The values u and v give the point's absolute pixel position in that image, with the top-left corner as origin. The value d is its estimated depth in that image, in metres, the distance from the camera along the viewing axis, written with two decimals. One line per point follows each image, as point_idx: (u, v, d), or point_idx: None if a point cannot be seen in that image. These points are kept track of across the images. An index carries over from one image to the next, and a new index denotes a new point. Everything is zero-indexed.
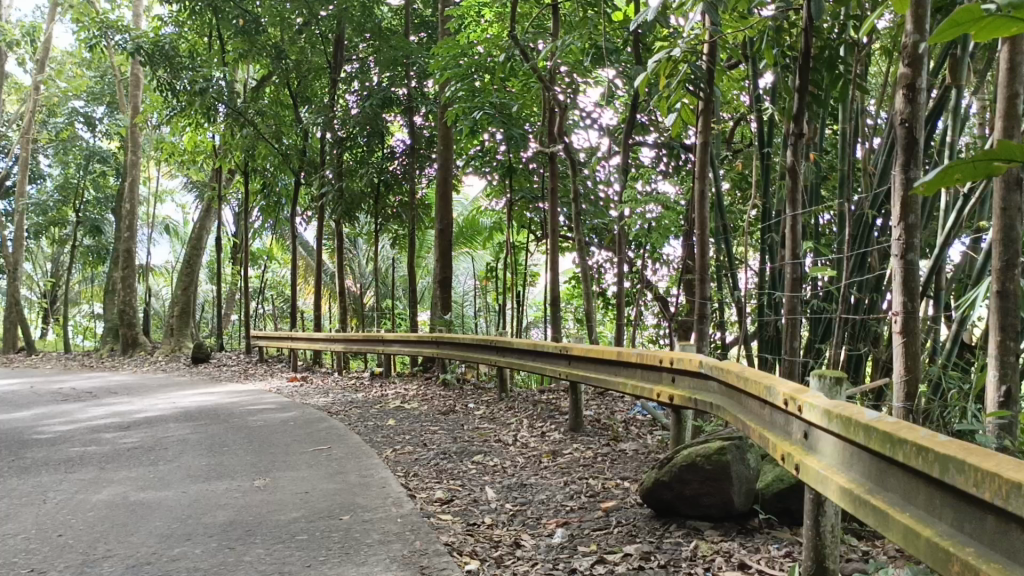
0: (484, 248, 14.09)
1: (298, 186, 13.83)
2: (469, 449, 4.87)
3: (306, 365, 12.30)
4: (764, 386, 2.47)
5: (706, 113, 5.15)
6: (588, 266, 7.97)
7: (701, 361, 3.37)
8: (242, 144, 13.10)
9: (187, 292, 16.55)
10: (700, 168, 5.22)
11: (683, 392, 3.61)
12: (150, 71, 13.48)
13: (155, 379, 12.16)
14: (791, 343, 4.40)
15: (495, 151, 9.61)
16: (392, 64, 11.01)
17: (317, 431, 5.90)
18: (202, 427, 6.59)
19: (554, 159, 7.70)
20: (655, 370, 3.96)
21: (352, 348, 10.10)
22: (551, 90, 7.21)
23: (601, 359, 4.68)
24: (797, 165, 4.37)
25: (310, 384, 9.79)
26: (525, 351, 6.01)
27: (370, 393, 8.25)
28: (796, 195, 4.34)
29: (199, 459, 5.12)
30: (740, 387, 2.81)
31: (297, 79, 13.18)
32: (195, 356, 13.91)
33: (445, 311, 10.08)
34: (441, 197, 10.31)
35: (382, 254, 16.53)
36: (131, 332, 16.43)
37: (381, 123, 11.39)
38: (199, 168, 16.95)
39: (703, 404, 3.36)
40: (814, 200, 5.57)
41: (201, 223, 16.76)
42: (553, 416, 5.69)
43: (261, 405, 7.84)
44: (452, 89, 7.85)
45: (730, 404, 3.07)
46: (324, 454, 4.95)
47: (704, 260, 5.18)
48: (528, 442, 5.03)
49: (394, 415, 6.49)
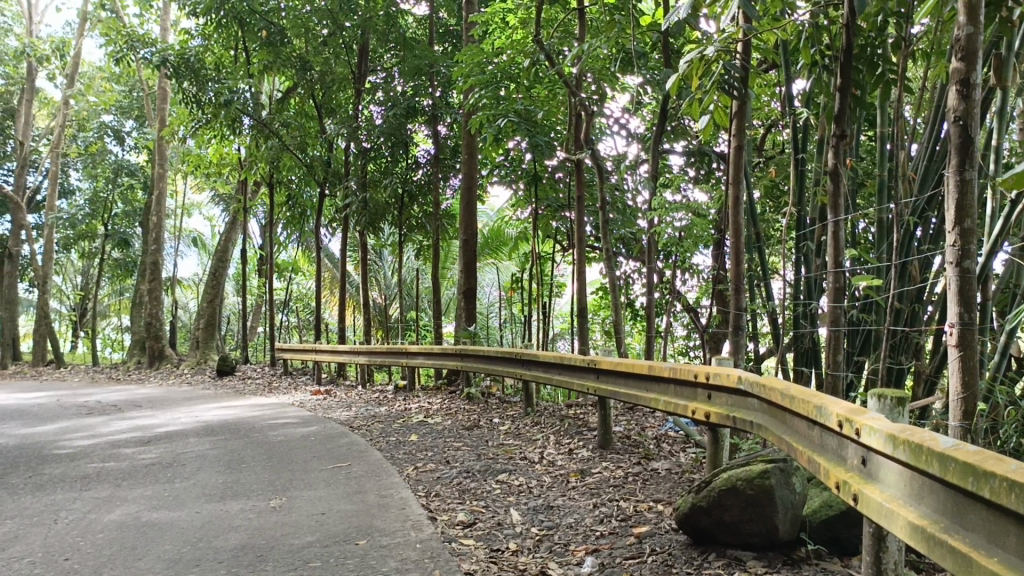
0: (509, 259, 13.92)
1: (322, 198, 13.75)
2: (493, 467, 4.67)
3: (330, 378, 12.18)
4: (815, 406, 2.26)
5: (740, 115, 4.94)
6: (615, 276, 7.75)
7: (739, 376, 3.15)
8: (267, 155, 13.07)
9: (213, 304, 16.53)
10: (733, 173, 5.02)
11: (720, 409, 3.39)
12: (176, 84, 13.51)
13: (179, 392, 12.09)
14: (834, 357, 4.17)
15: (520, 159, 9.43)
16: (416, 73, 10.96)
17: (338, 447, 5.74)
18: (222, 442, 6.45)
19: (581, 167, 7.51)
20: (688, 385, 3.74)
21: (377, 361, 9.94)
22: (577, 95, 7.02)
23: (630, 374, 4.46)
24: (839, 168, 4.13)
25: (333, 397, 9.64)
26: (552, 364, 5.82)
27: (393, 407, 8.08)
28: (838, 201, 4.10)
29: (216, 477, 4.97)
30: (785, 406, 2.59)
31: (321, 91, 13.11)
32: (220, 368, 13.83)
33: (470, 323, 9.90)
34: (466, 207, 10.15)
35: (407, 266, 16.40)
36: (157, 344, 16.42)
37: (406, 134, 11.28)
38: (225, 181, 16.95)
39: (743, 423, 3.14)
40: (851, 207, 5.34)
41: (226, 235, 16.76)
42: (580, 432, 5.48)
43: (283, 419, 7.69)
44: (476, 96, 7.70)
45: (772, 423, 2.85)
46: (343, 472, 4.77)
47: (739, 270, 4.95)
48: (555, 460, 4.82)
49: (418, 431, 6.31)
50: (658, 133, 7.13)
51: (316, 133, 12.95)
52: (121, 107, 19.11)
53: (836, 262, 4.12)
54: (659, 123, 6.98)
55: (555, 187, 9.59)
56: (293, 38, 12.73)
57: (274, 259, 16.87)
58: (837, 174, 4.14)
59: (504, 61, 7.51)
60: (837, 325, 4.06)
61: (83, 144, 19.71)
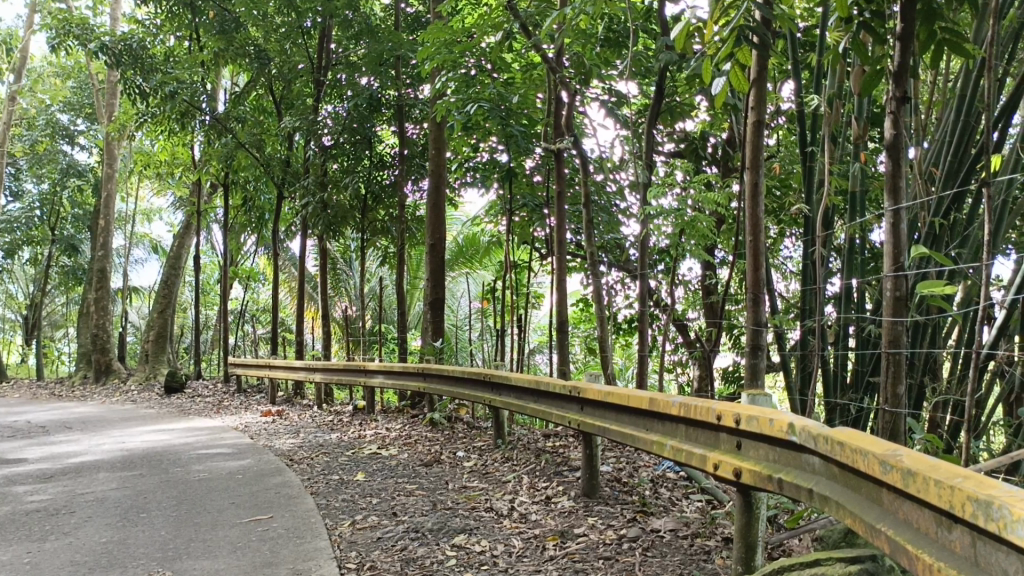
0: (483, 268, 12.95)
1: (280, 202, 12.72)
2: (449, 525, 3.66)
3: (285, 396, 11.14)
4: (971, 500, 1.34)
5: (759, 84, 3.98)
6: (600, 283, 6.75)
7: (788, 422, 2.22)
8: (221, 152, 12.02)
9: (163, 315, 15.43)
10: (750, 155, 4.07)
11: (756, 466, 2.44)
12: (119, 75, 12.45)
13: (119, 411, 10.95)
14: (894, 389, 3.18)
15: (494, 157, 8.48)
16: (380, 59, 9.89)
17: (265, 489, 4.71)
18: (133, 479, 5.40)
19: (561, 160, 6.50)
20: (707, 427, 2.78)
21: (334, 379, 8.97)
22: (558, 76, 6.08)
23: (624, 407, 3.51)
24: (900, 139, 3.16)
25: (284, 420, 8.62)
26: (527, 389, 4.88)
27: (346, 434, 7.07)
28: (899, 183, 3.16)
29: (100, 533, 3.92)
30: (888, 480, 1.66)
31: (281, 85, 12.10)
32: (167, 385, 12.70)
33: (437, 337, 8.90)
34: (436, 209, 9.13)
35: (375, 275, 15.39)
36: (104, 357, 15.30)
37: (371, 130, 10.30)
38: (180, 183, 15.87)
39: (795, 491, 2.19)
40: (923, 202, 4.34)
41: (179, 239, 15.66)
42: (561, 473, 4.51)
43: (216, 448, 6.64)
44: (441, 80, 6.73)
45: (852, 499, 1.91)
46: (259, 530, 3.76)
47: (757, 276, 4.01)
48: (529, 514, 3.84)
49: (367, 466, 5.33)
50: (652, 121, 6.18)
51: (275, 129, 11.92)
52: (69, 104, 17.94)
53: (893, 266, 3.19)
54: (653, 109, 6.03)
55: (532, 186, 8.63)
56: (248, 26, 11.74)
57: (230, 267, 15.74)
58: (898, 145, 3.17)
59: (475, 41, 6.59)
60: (898, 346, 3.10)
61: (32, 143, 18.54)
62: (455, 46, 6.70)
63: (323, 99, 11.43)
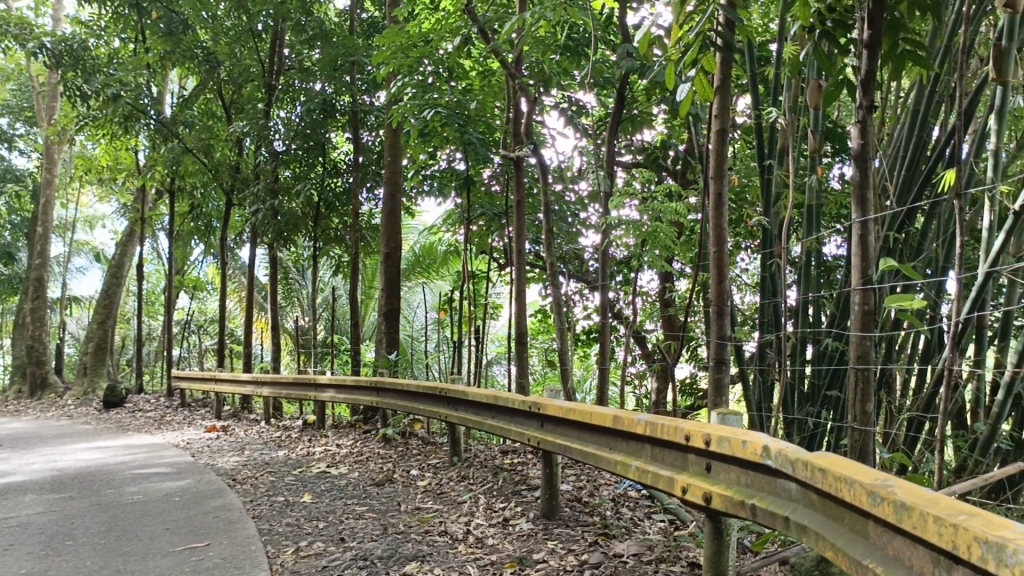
0: (440, 277, 12.75)
1: (228, 210, 12.37)
2: (399, 553, 3.44)
3: (233, 411, 10.79)
4: (980, 542, 1.18)
5: (723, 91, 3.86)
6: (559, 295, 6.59)
7: (763, 444, 2.07)
8: (167, 158, 11.64)
9: (104, 326, 14.91)
10: (713, 164, 3.95)
11: (726, 490, 2.28)
12: (60, 77, 11.99)
13: (55, 427, 10.48)
14: (863, 407, 3.05)
15: (448, 164, 8.29)
16: (334, 63, 9.64)
17: (204, 513, 4.44)
18: (62, 502, 5.07)
19: (519, 169, 6.33)
20: (674, 448, 2.62)
21: (282, 393, 8.68)
22: (516, 83, 5.92)
23: (585, 425, 3.34)
24: (868, 149, 3.06)
25: (230, 436, 8.30)
26: (483, 406, 4.69)
27: (295, 451, 6.80)
28: (866, 194, 3.05)
29: (17, 565, 3.62)
30: (876, 512, 1.51)
31: (231, 89, 11.78)
32: (107, 399, 12.22)
33: (390, 349, 8.67)
34: (390, 218, 8.90)
35: (328, 285, 15.09)
36: (41, 370, 14.71)
37: (324, 136, 10.05)
38: (124, 189, 15.37)
39: (771, 519, 2.03)
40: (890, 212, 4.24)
41: (123, 248, 15.15)
42: (518, 493, 4.32)
43: (155, 467, 6.31)
44: (395, 85, 6.53)
45: (834, 531, 1.76)
46: (194, 560, 3.50)
47: (721, 289, 3.88)
48: (484, 538, 3.64)
49: (315, 486, 5.09)
50: (612, 129, 6.05)
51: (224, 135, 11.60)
52: (9, 107, 17.30)
53: (860, 278, 3.06)
54: (613, 118, 5.91)
55: (489, 195, 8.46)
56: (196, 29, 11.40)
57: (176, 276, 15.27)
58: (865, 156, 3.07)
59: (429, 45, 6.41)
60: (867, 362, 2.97)
61: None
62: (410, 50, 6.51)
63: (275, 104, 11.14)
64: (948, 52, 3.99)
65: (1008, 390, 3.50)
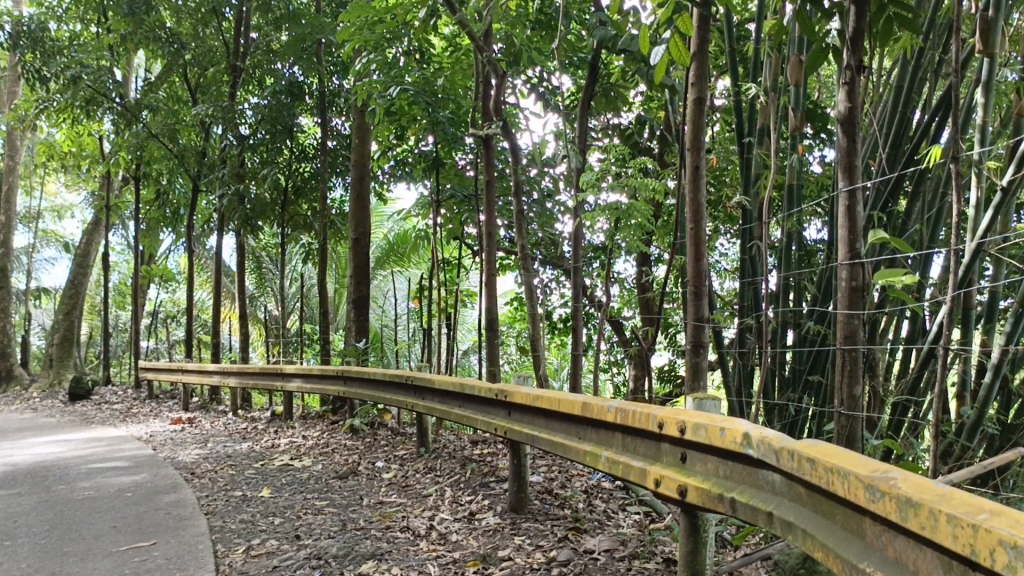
0: (414, 265, 12.52)
1: (195, 196, 12.05)
2: (356, 551, 3.21)
3: (201, 403, 10.51)
4: (1009, 548, 0.98)
5: (701, 57, 3.64)
6: (532, 279, 6.38)
7: (743, 431, 1.86)
8: (130, 143, 11.31)
9: (70, 316, 14.54)
10: (689, 137, 3.73)
11: (702, 482, 2.08)
12: (18, 59, 11.59)
13: (15, 421, 10.15)
14: (850, 391, 2.85)
15: (417, 145, 8.03)
16: (301, 44, 9.35)
17: (155, 510, 4.19)
18: (7, 499, 4.80)
19: (489, 148, 6.09)
20: (646, 435, 2.41)
21: (250, 383, 8.42)
22: (486, 56, 5.68)
23: (553, 412, 3.12)
24: (856, 112, 2.86)
25: (195, 428, 8.03)
26: (451, 395, 4.47)
27: (260, 442, 6.56)
28: (855, 161, 2.85)
29: None
30: (875, 508, 1.31)
31: (197, 72, 11.44)
32: (72, 392, 11.89)
33: (361, 337, 8.43)
34: (358, 203, 8.62)
35: (303, 275, 14.82)
36: (5, 363, 14.34)
37: (291, 120, 9.76)
38: (89, 176, 14.99)
39: (754, 514, 1.83)
40: (879, 186, 4.02)
41: (88, 237, 14.76)
42: (487, 485, 4.11)
43: (111, 461, 6.03)
44: (360, 61, 6.27)
45: (824, 529, 1.56)
46: (135, 561, 3.25)
47: (698, 269, 3.68)
48: (448, 534, 3.43)
49: (275, 480, 4.85)
50: (585, 105, 5.84)
51: (190, 119, 11.28)
52: None
53: (848, 252, 2.86)
54: (586, 94, 5.69)
55: (460, 176, 8.21)
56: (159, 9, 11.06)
57: (144, 266, 14.92)
58: (852, 121, 2.88)
59: (395, 19, 6.15)
60: (855, 341, 2.78)
61: None
62: (376, 25, 6.25)
63: (242, 87, 10.83)
64: (933, 21, 3.81)
65: (995, 371, 3.32)
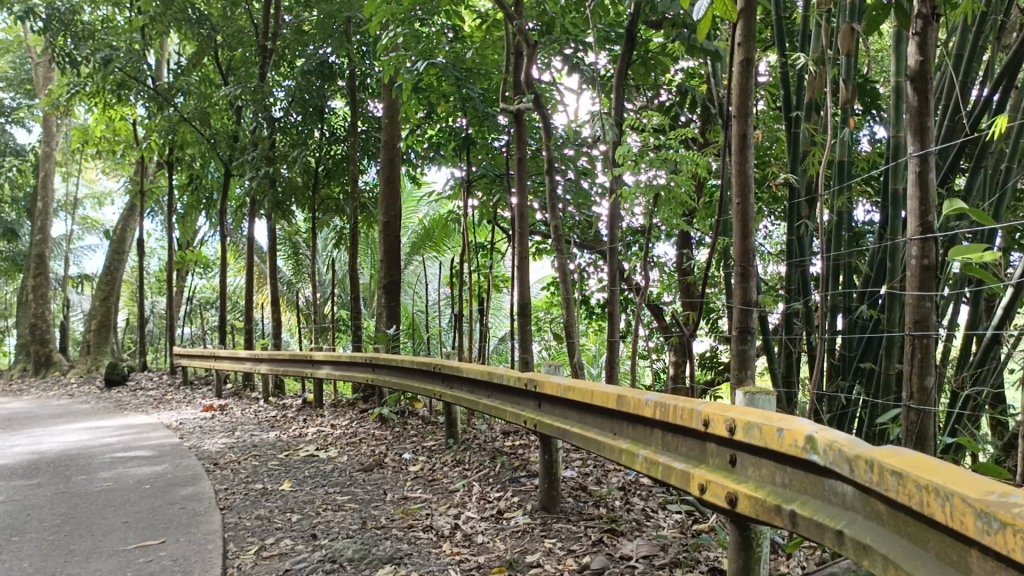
0: (448, 250, 12.29)
1: (226, 180, 11.95)
2: (374, 553, 2.98)
3: (233, 389, 10.42)
4: None
5: (748, 14, 3.31)
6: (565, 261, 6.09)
7: (807, 434, 1.58)
8: (162, 126, 11.21)
9: (107, 302, 14.59)
10: (734, 101, 3.41)
11: (755, 490, 1.80)
12: (50, 42, 11.53)
13: (50, 406, 10.16)
14: (921, 382, 2.54)
15: (448, 123, 7.77)
16: (331, 21, 9.13)
17: (171, 504, 4.00)
18: (24, 490, 4.66)
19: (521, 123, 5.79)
20: (690, 432, 2.13)
21: (280, 370, 8.28)
22: (515, 23, 5.37)
23: (585, 405, 2.85)
24: (927, 67, 2.54)
25: (225, 415, 7.90)
26: (480, 383, 4.22)
27: (287, 432, 6.40)
28: (926, 122, 2.53)
29: None
30: (991, 542, 1.03)
31: (227, 54, 11.29)
32: (108, 378, 11.89)
33: (391, 323, 8.22)
34: (388, 185, 8.39)
35: (337, 260, 14.69)
36: (45, 348, 14.46)
37: (322, 100, 9.55)
38: (125, 161, 14.99)
39: (819, 530, 1.55)
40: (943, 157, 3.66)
41: (124, 223, 14.78)
42: (517, 481, 3.86)
43: (135, 450, 5.90)
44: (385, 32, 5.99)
45: (914, 558, 1.27)
46: (140, 562, 3.05)
47: (745, 247, 3.37)
48: (474, 535, 3.18)
49: (297, 472, 4.65)
50: (622, 76, 5.51)
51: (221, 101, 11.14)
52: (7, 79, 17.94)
53: (918, 227, 2.55)
54: (623, 64, 5.36)
55: (492, 155, 7.92)
56: None
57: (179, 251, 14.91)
58: (924, 76, 2.54)
59: None
60: (927, 326, 2.47)
61: None
62: None
63: (272, 68, 10.65)
64: None
65: None
